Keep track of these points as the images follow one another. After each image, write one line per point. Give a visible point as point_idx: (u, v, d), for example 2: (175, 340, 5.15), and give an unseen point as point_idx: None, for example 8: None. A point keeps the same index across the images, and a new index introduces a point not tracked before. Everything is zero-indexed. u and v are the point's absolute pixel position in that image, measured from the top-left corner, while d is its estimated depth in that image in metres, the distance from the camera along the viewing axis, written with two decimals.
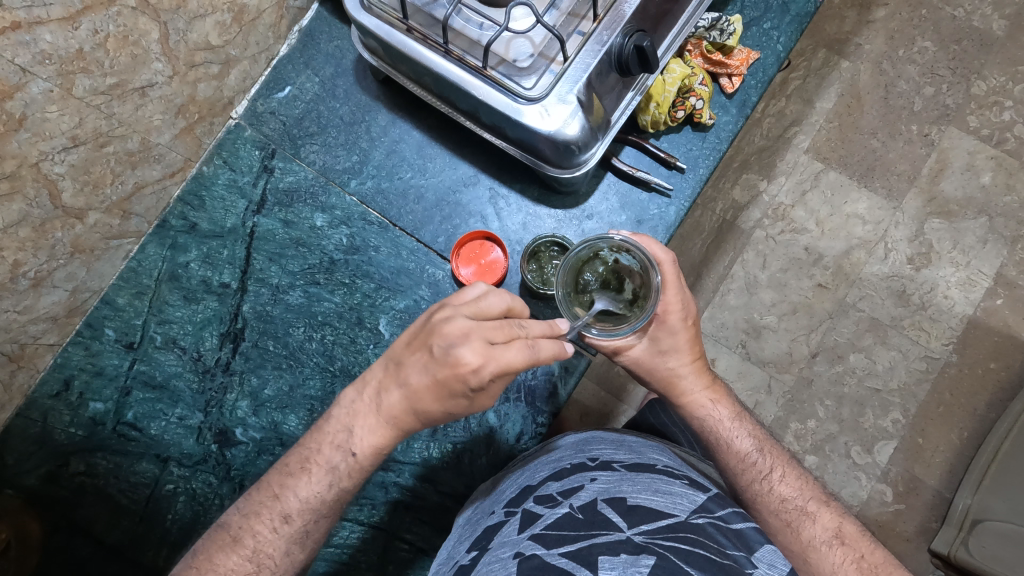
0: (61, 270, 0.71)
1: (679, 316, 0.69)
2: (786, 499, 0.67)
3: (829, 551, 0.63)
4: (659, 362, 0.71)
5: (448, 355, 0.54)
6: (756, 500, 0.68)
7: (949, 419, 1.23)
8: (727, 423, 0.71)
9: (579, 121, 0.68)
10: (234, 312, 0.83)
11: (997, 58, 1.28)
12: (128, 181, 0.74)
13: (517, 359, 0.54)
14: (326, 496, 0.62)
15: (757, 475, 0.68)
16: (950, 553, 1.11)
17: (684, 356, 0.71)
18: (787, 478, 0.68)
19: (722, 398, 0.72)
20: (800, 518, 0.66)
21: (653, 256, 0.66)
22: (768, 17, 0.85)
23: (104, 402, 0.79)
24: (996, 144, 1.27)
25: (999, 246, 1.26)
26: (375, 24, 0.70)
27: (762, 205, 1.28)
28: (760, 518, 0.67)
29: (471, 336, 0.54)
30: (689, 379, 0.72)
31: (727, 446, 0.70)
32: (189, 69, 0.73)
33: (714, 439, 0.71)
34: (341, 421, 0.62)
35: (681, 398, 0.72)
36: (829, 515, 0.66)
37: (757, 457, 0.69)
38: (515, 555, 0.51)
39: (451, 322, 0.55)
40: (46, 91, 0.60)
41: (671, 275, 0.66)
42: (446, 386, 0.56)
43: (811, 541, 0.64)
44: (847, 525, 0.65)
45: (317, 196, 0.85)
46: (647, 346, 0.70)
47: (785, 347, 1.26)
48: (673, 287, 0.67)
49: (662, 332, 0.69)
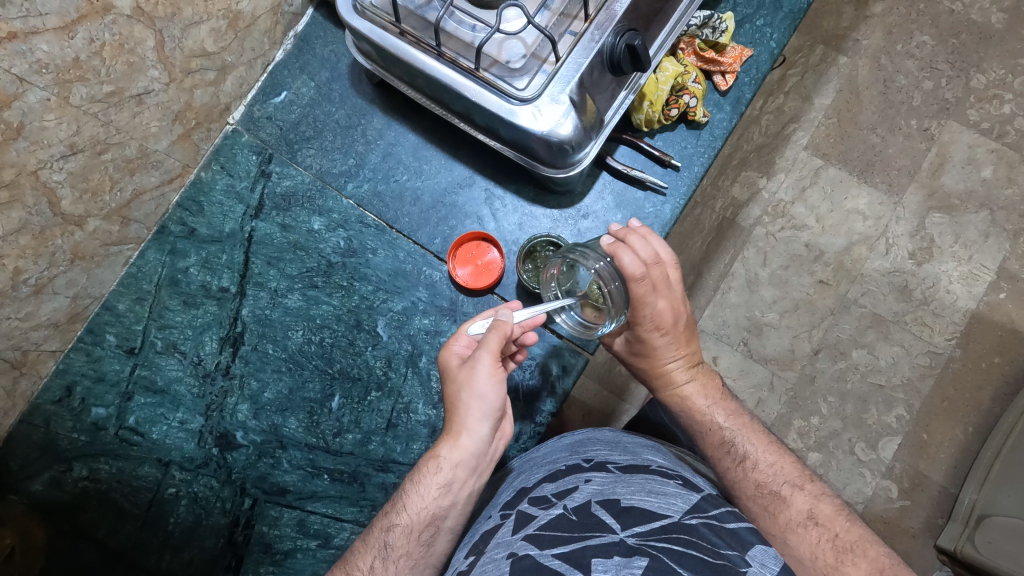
0: (62, 277, 0.72)
1: (649, 324, 0.73)
2: (761, 484, 0.67)
3: (805, 532, 0.63)
4: (636, 361, 0.76)
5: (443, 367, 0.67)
6: (733, 486, 0.68)
7: (953, 415, 1.22)
8: (703, 414, 0.73)
9: (572, 121, 0.68)
10: (233, 316, 0.84)
11: (996, 51, 1.28)
12: (127, 187, 0.75)
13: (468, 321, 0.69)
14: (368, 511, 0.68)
15: (732, 462, 0.69)
16: (956, 548, 1.11)
17: (657, 357, 0.75)
18: (761, 463, 0.68)
19: (700, 390, 0.75)
20: (776, 502, 0.65)
21: (621, 269, 0.67)
22: (761, 14, 0.85)
23: (106, 407, 0.80)
24: (996, 137, 1.27)
25: (1002, 239, 1.25)
26: (368, 28, 0.70)
27: (762, 202, 1.28)
28: (738, 505, 0.67)
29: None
30: (668, 375, 0.75)
31: (702, 437, 0.72)
32: (185, 76, 0.74)
33: (691, 429, 0.74)
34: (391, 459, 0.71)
35: (658, 393, 0.76)
36: (804, 498, 0.65)
37: (731, 445, 0.70)
38: (508, 557, 0.52)
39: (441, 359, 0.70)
40: (43, 100, 0.61)
41: (638, 292, 0.69)
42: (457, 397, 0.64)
43: (788, 524, 0.64)
44: (822, 507, 0.65)
45: (314, 200, 0.85)
46: (625, 344, 0.77)
47: (787, 344, 1.26)
48: (644, 302, 0.70)
49: (634, 336, 0.74)
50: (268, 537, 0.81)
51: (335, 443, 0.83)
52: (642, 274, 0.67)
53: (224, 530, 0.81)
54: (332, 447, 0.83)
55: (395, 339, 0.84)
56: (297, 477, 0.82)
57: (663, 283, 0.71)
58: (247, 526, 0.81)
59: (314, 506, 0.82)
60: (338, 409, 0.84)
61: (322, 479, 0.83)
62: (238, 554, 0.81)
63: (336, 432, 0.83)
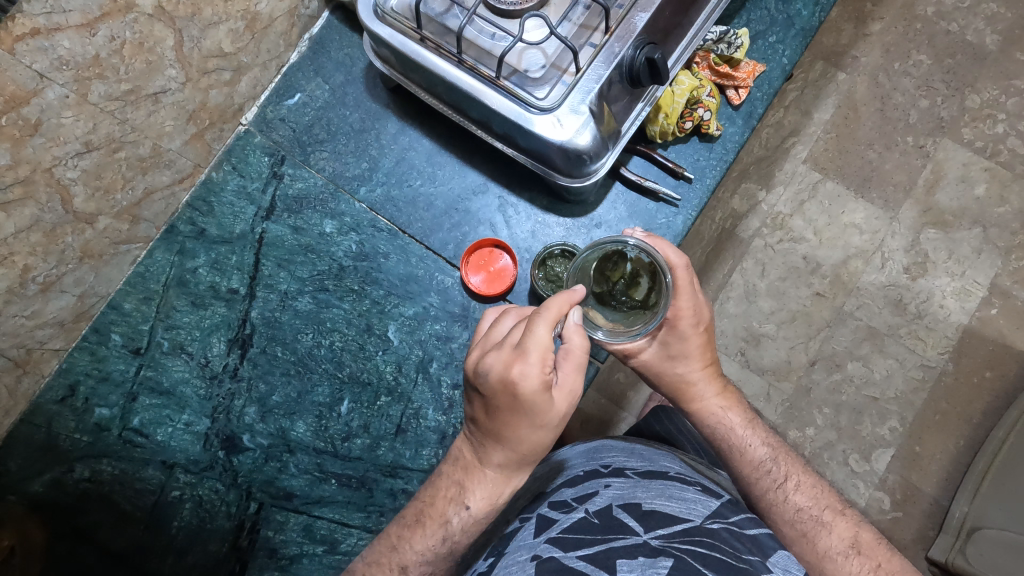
0: (70, 275, 0.71)
1: (690, 321, 0.69)
2: (801, 508, 0.66)
3: (845, 561, 0.63)
4: (669, 368, 0.71)
5: (489, 385, 0.52)
6: (770, 508, 0.67)
7: (945, 427, 1.24)
8: (740, 430, 0.71)
9: (590, 132, 0.68)
10: (242, 318, 0.83)
11: (990, 72, 1.30)
12: (139, 186, 0.74)
13: (541, 332, 0.51)
14: (396, 534, 0.60)
15: (771, 483, 0.68)
16: (946, 560, 1.13)
17: (695, 362, 0.71)
18: (801, 486, 0.67)
19: (733, 404, 0.72)
20: (816, 529, 0.65)
21: (667, 260, 0.66)
22: (773, 30, 0.86)
23: (110, 407, 0.79)
24: (989, 156, 1.29)
25: (993, 256, 1.28)
26: (388, 34, 0.70)
27: (761, 214, 1.30)
28: (774, 530, 0.66)
29: (496, 352, 0.52)
30: (702, 386, 0.72)
31: (740, 455, 0.70)
32: (201, 75, 0.73)
33: (725, 446, 0.71)
34: (451, 476, 0.59)
35: (692, 404, 0.72)
36: (845, 525, 0.65)
37: (771, 465, 0.69)
38: (532, 559, 0.52)
39: (477, 359, 0.54)
40: (62, 97, 0.60)
41: (684, 281, 0.67)
42: (509, 410, 0.53)
43: (828, 552, 0.64)
44: (863, 535, 0.65)
45: (326, 203, 0.85)
46: (657, 350, 0.71)
47: (784, 355, 1.27)
48: (685, 293, 0.67)
49: (672, 337, 0.69)
50: (274, 542, 0.81)
51: (343, 448, 0.83)
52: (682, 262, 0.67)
53: (229, 534, 0.80)
54: (340, 451, 0.83)
55: (406, 344, 0.84)
56: (305, 482, 0.82)
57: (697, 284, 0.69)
58: (252, 530, 0.81)
59: (321, 511, 0.82)
60: (347, 413, 0.83)
61: (329, 484, 0.83)
62: (242, 559, 0.80)
63: (345, 436, 0.83)
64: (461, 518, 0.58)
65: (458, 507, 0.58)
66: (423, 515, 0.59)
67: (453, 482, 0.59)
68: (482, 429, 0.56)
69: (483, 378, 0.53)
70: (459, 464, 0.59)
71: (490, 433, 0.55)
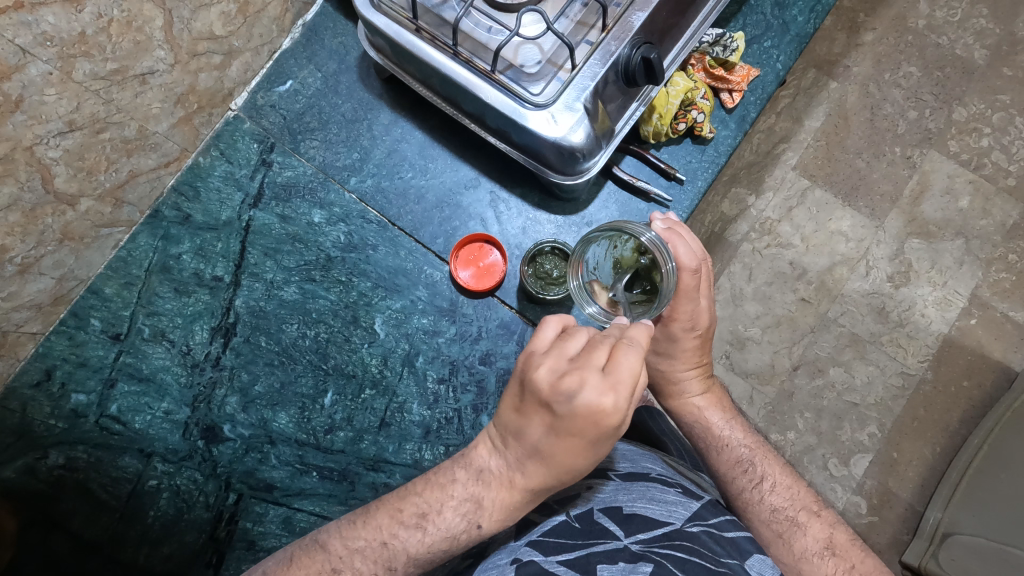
0: (49, 257, 0.69)
1: (683, 325, 0.70)
2: (777, 509, 0.67)
3: (821, 563, 0.63)
4: (655, 363, 0.73)
5: (574, 409, 0.51)
6: (746, 508, 0.68)
7: (922, 435, 1.26)
8: (718, 426, 0.73)
9: (584, 130, 0.68)
10: (226, 306, 0.82)
11: (977, 86, 1.32)
12: (123, 168, 0.72)
13: (635, 363, 0.52)
14: (389, 529, 0.58)
15: (748, 483, 0.69)
16: (920, 565, 1.14)
17: (682, 362, 0.72)
18: (777, 487, 0.68)
19: (713, 402, 0.74)
20: (791, 529, 0.65)
21: (676, 258, 0.65)
22: (769, 35, 0.86)
23: (87, 394, 0.77)
24: (974, 169, 1.31)
25: (975, 267, 1.30)
26: (384, 23, 0.69)
27: (750, 219, 1.31)
28: (751, 529, 0.67)
29: (588, 374, 0.51)
30: (687, 383, 0.74)
31: (718, 452, 0.71)
32: (191, 58, 0.72)
33: (704, 442, 0.73)
34: (467, 489, 0.58)
35: (674, 399, 0.74)
36: (820, 526, 0.65)
37: (749, 465, 0.70)
38: (512, 562, 0.52)
39: (556, 375, 0.52)
40: (45, 73, 0.59)
41: (688, 284, 0.66)
42: (583, 437, 0.52)
43: (804, 553, 0.64)
44: (838, 535, 0.65)
45: (315, 192, 0.84)
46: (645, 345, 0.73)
47: (768, 359, 1.28)
48: (686, 299, 0.67)
49: (663, 336, 0.71)
50: (252, 534, 0.80)
51: (326, 440, 0.82)
52: (694, 264, 0.66)
53: (206, 525, 0.79)
54: (322, 444, 0.82)
55: (392, 337, 0.84)
56: (286, 474, 0.81)
57: (701, 290, 0.69)
58: (230, 522, 0.80)
59: (300, 504, 0.81)
60: (330, 406, 0.83)
61: (311, 476, 0.82)
62: (220, 551, 0.79)
63: (328, 429, 0.82)
64: (438, 519, 0.57)
65: (467, 521, 0.57)
66: (426, 518, 0.57)
67: (469, 495, 0.57)
68: (523, 445, 0.55)
69: (562, 399, 0.52)
70: (481, 479, 0.58)
71: (528, 450, 0.55)
